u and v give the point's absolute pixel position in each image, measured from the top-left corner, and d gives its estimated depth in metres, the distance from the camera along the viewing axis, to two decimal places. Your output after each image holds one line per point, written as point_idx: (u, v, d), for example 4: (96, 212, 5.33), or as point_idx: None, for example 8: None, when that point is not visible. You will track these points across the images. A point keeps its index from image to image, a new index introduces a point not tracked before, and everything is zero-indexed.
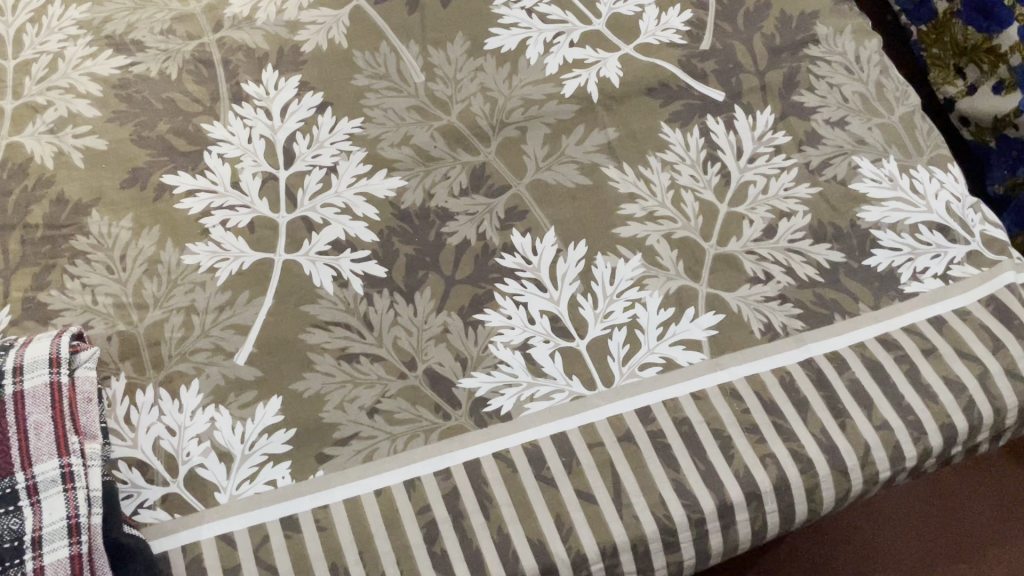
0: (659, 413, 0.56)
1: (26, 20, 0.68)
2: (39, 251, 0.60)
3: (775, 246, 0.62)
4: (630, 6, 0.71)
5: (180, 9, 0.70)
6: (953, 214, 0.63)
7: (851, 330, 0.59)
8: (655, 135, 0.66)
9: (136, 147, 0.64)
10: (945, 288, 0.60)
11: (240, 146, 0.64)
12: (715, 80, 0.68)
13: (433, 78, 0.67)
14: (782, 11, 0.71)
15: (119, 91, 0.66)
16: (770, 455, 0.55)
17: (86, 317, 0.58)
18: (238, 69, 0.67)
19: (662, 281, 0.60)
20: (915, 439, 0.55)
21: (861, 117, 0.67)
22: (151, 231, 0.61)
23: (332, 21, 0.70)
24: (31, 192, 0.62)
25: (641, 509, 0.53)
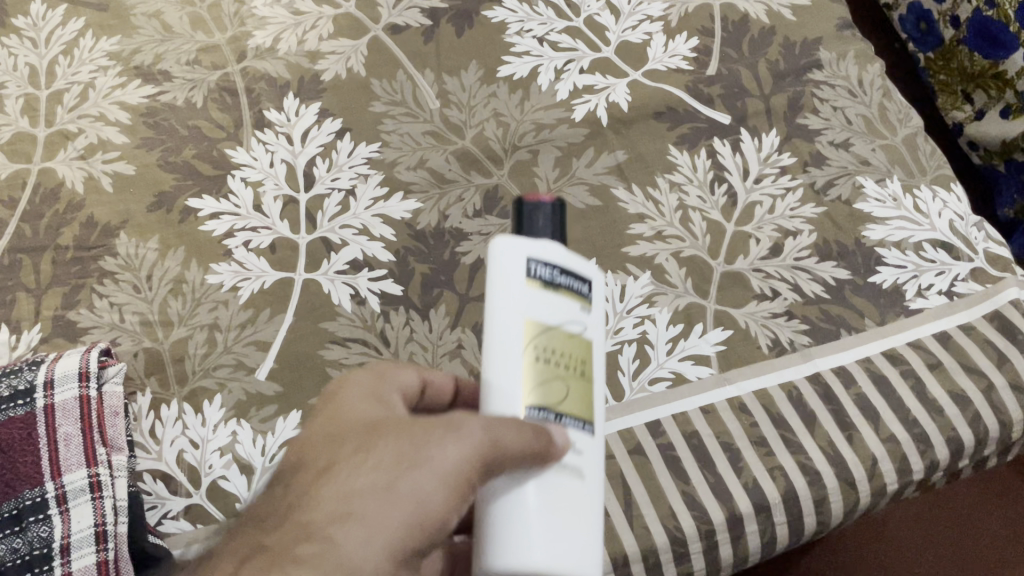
0: (669, 426, 0.57)
1: (58, 53, 0.71)
2: (69, 272, 0.62)
3: (782, 264, 0.63)
4: (639, 34, 0.73)
5: (206, 40, 0.72)
6: (956, 232, 0.64)
7: (856, 346, 0.60)
8: (664, 158, 0.68)
9: (163, 172, 0.66)
10: (951, 303, 0.61)
11: (262, 170, 0.66)
12: (721, 104, 0.70)
13: (447, 104, 0.70)
14: (786, 38, 0.73)
15: (147, 119, 0.68)
16: (779, 467, 0.56)
17: (113, 335, 0.60)
18: (260, 97, 0.70)
19: (671, 298, 0.62)
20: (922, 451, 0.56)
21: (865, 138, 0.69)
22: (177, 252, 0.63)
23: (350, 51, 0.72)
24: (62, 216, 0.64)
25: (651, 520, 0.54)
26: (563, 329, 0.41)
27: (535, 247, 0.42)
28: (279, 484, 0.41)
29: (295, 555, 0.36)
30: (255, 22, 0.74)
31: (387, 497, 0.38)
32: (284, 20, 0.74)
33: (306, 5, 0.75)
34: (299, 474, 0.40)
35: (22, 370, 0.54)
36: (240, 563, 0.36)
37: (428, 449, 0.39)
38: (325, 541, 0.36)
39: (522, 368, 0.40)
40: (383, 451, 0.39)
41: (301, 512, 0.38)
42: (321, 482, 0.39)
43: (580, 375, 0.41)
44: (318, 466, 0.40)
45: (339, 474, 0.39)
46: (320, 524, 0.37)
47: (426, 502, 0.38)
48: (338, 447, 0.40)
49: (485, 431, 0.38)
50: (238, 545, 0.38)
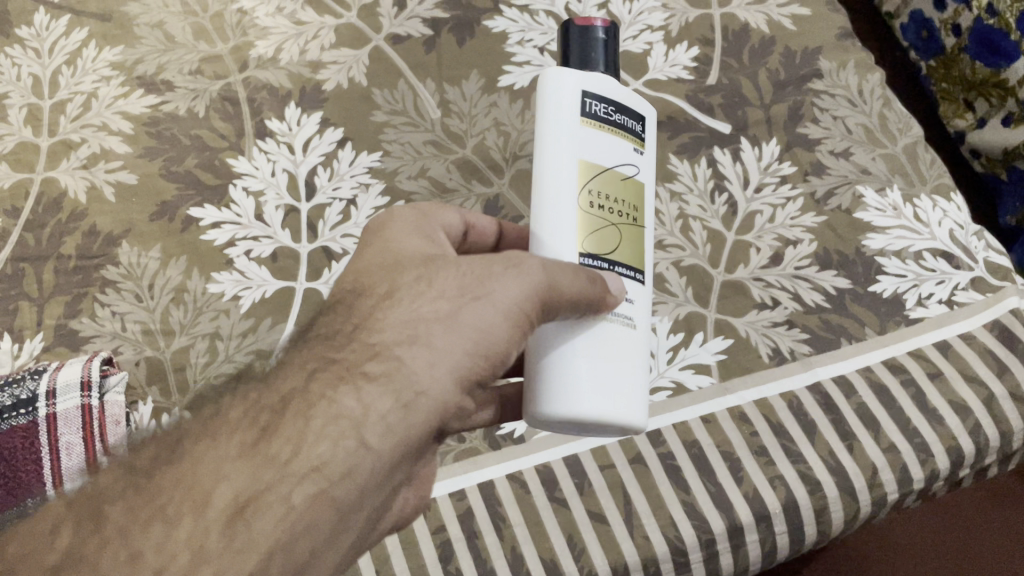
0: (669, 435, 0.57)
1: (61, 62, 0.72)
2: (72, 281, 0.62)
3: (782, 273, 0.63)
4: (639, 44, 0.74)
5: (209, 50, 0.73)
6: (957, 241, 0.64)
7: (857, 355, 0.60)
8: (664, 167, 0.68)
9: (165, 182, 0.66)
10: (952, 312, 0.61)
11: (264, 179, 0.67)
12: (721, 113, 0.70)
13: (449, 113, 0.70)
14: (786, 47, 0.73)
15: (149, 129, 0.69)
16: (779, 476, 0.56)
17: (115, 344, 0.60)
18: (262, 106, 0.70)
19: (672, 307, 0.62)
20: (923, 461, 0.56)
21: (865, 148, 0.69)
22: (178, 261, 0.63)
23: (352, 61, 0.73)
24: (64, 225, 0.64)
25: (651, 529, 0.54)
26: (614, 171, 0.45)
27: (590, 82, 0.45)
28: (330, 312, 0.41)
29: (365, 372, 0.37)
30: (257, 31, 0.74)
31: (449, 325, 0.39)
32: (286, 30, 0.74)
33: (308, 14, 0.75)
34: (357, 298, 0.41)
35: (25, 379, 0.54)
36: (310, 374, 0.37)
37: (489, 280, 0.41)
38: (392, 360, 0.38)
39: (575, 192, 0.44)
40: (444, 280, 0.41)
41: (369, 331, 0.39)
42: (384, 311, 0.40)
43: (628, 230, 0.46)
44: (380, 291, 0.41)
45: (403, 300, 0.40)
46: (388, 344, 0.38)
47: (486, 331, 0.40)
48: (399, 274, 0.42)
49: (544, 270, 0.41)
50: (301, 358, 0.38)
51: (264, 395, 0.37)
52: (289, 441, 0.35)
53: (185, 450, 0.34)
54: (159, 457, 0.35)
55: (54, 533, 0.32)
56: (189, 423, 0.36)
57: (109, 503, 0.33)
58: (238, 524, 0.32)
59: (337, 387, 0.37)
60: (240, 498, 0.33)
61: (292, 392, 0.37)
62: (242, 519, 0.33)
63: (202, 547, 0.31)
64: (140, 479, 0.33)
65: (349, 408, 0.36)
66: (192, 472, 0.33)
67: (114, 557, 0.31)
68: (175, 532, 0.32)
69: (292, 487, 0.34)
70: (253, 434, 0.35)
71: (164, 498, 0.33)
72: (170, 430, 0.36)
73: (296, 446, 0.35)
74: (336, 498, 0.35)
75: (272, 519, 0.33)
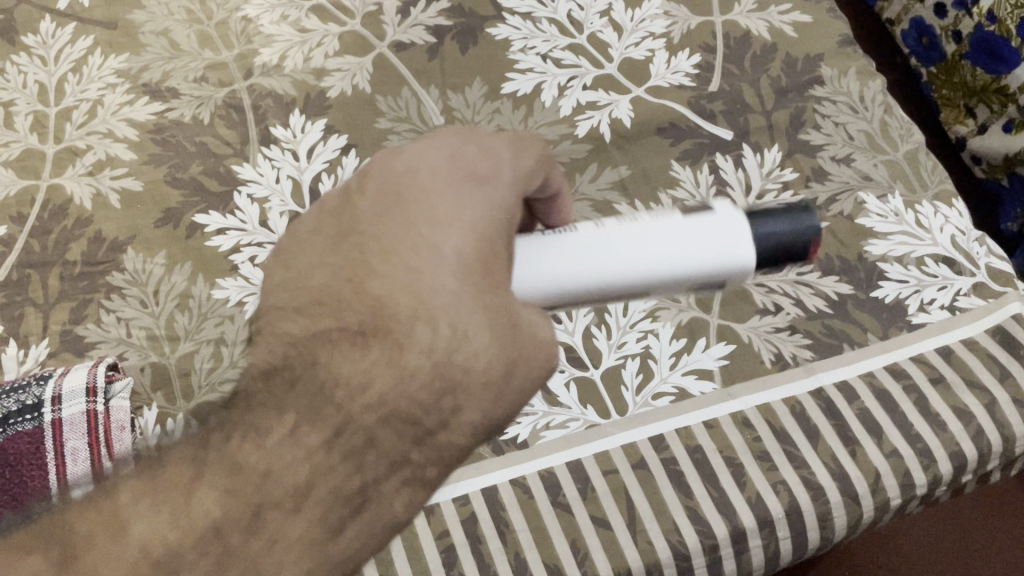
0: (672, 441, 0.58)
1: (67, 70, 0.72)
2: (77, 287, 0.63)
3: (784, 279, 0.64)
4: (642, 51, 0.74)
5: (214, 58, 0.73)
6: (958, 247, 0.64)
7: (859, 360, 0.60)
8: (666, 173, 0.68)
9: (170, 188, 0.67)
10: (953, 318, 0.61)
11: (268, 186, 0.67)
12: (723, 120, 0.70)
13: (452, 120, 0.71)
14: (787, 54, 0.74)
15: (154, 136, 0.69)
16: (782, 481, 0.56)
17: (120, 349, 0.60)
18: (267, 113, 0.71)
19: (675, 312, 0.63)
20: (925, 466, 0.56)
21: (866, 154, 0.69)
22: (183, 267, 0.64)
23: (356, 68, 0.73)
24: (70, 231, 0.65)
25: (654, 534, 0.54)
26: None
27: None
28: (367, 271, 0.38)
29: (413, 410, 0.38)
30: (262, 39, 0.74)
31: (507, 353, 0.39)
32: (290, 37, 0.74)
33: (312, 22, 0.75)
34: (398, 279, 0.38)
35: (30, 386, 0.54)
36: (365, 404, 0.37)
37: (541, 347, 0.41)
38: (448, 393, 0.38)
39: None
40: (504, 298, 0.39)
41: (417, 347, 0.37)
42: (440, 324, 0.38)
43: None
44: (429, 298, 0.38)
45: (460, 316, 0.38)
46: (446, 368, 0.38)
47: (529, 360, 0.40)
48: (447, 271, 0.38)
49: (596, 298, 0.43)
50: (371, 359, 0.38)
51: (320, 411, 0.37)
52: (335, 482, 0.37)
53: (241, 460, 0.37)
54: (212, 469, 0.37)
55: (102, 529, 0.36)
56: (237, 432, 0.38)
57: (170, 492, 0.36)
58: (271, 542, 0.36)
59: (385, 419, 0.38)
60: (276, 527, 0.37)
61: (344, 421, 0.37)
62: (274, 536, 0.37)
63: (241, 559, 0.36)
64: (192, 480, 0.37)
65: (399, 440, 0.38)
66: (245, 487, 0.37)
67: (163, 550, 0.36)
68: (214, 545, 0.36)
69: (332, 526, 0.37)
70: (312, 470, 0.37)
71: (209, 507, 0.36)
72: (223, 428, 0.38)
73: (342, 481, 0.38)
74: (364, 517, 0.38)
75: (303, 542, 0.37)
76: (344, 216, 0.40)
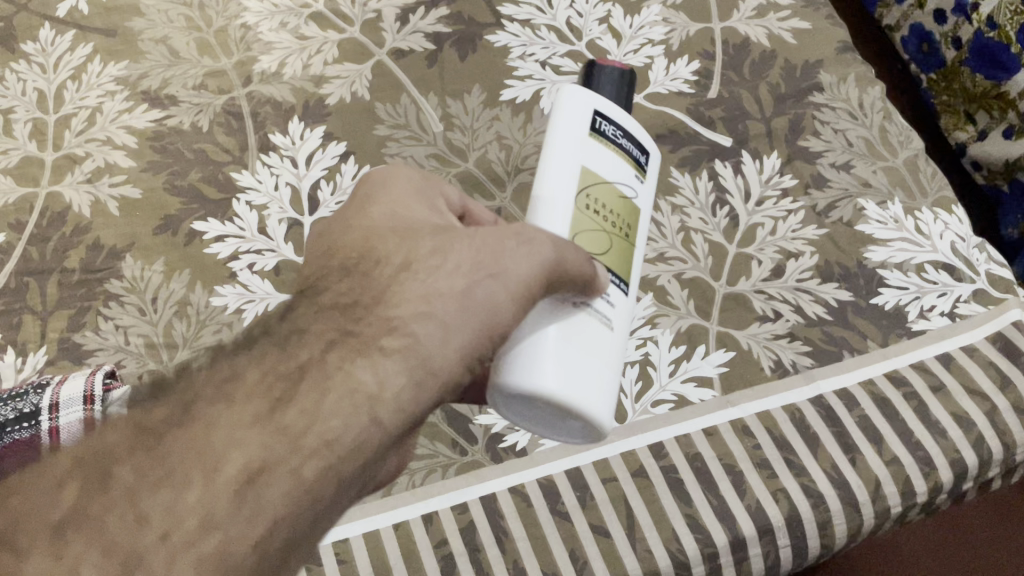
0: (671, 448, 0.57)
1: (67, 77, 0.72)
2: (75, 294, 0.62)
3: (784, 285, 0.63)
4: (641, 58, 0.74)
5: (213, 65, 0.73)
6: (958, 254, 0.64)
7: (859, 367, 0.60)
8: (665, 179, 0.68)
9: (169, 196, 0.67)
10: (953, 325, 0.61)
11: (267, 193, 0.67)
12: (722, 127, 0.70)
13: (451, 127, 0.71)
14: (786, 61, 0.74)
15: (153, 143, 0.69)
16: (782, 489, 0.55)
17: (118, 357, 0.60)
18: (266, 120, 0.70)
19: (674, 319, 0.62)
20: (925, 474, 0.56)
21: (866, 161, 0.69)
22: (182, 274, 0.64)
23: (355, 75, 0.73)
24: (69, 239, 0.65)
25: (654, 542, 0.54)
26: (614, 188, 0.48)
27: (602, 103, 0.49)
28: (334, 271, 0.41)
29: (383, 347, 0.37)
30: (261, 46, 0.74)
31: (462, 303, 0.39)
32: (290, 44, 0.74)
33: (311, 30, 0.75)
34: (366, 264, 0.40)
35: (28, 394, 0.54)
36: (330, 344, 0.37)
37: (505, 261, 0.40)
38: (408, 334, 0.37)
39: (572, 193, 0.46)
40: (459, 254, 0.40)
41: (386, 305, 0.38)
42: (399, 286, 0.39)
43: (617, 242, 0.47)
44: (394, 262, 0.40)
45: (419, 275, 0.39)
46: (405, 319, 0.38)
47: (495, 310, 0.40)
48: (414, 243, 0.41)
49: (553, 246, 0.42)
50: (321, 325, 0.38)
51: (283, 360, 0.36)
52: (305, 413, 0.35)
53: (199, 411, 0.34)
54: (172, 418, 0.34)
55: (58, 490, 0.32)
56: (201, 380, 0.36)
57: (116, 462, 0.33)
58: (248, 491, 0.32)
59: (354, 361, 0.36)
60: (254, 464, 0.33)
61: (309, 361, 0.36)
62: (256, 485, 0.32)
63: (212, 513, 0.32)
64: (151, 440, 0.33)
65: (368, 383, 0.36)
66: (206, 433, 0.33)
67: (120, 518, 0.31)
68: (185, 497, 0.32)
69: (303, 460, 0.34)
70: (269, 403, 0.35)
71: (173, 461, 0.32)
72: (184, 383, 0.36)
73: (312, 419, 0.35)
74: (343, 474, 0.35)
75: (280, 491, 0.33)
76: (320, 241, 0.44)
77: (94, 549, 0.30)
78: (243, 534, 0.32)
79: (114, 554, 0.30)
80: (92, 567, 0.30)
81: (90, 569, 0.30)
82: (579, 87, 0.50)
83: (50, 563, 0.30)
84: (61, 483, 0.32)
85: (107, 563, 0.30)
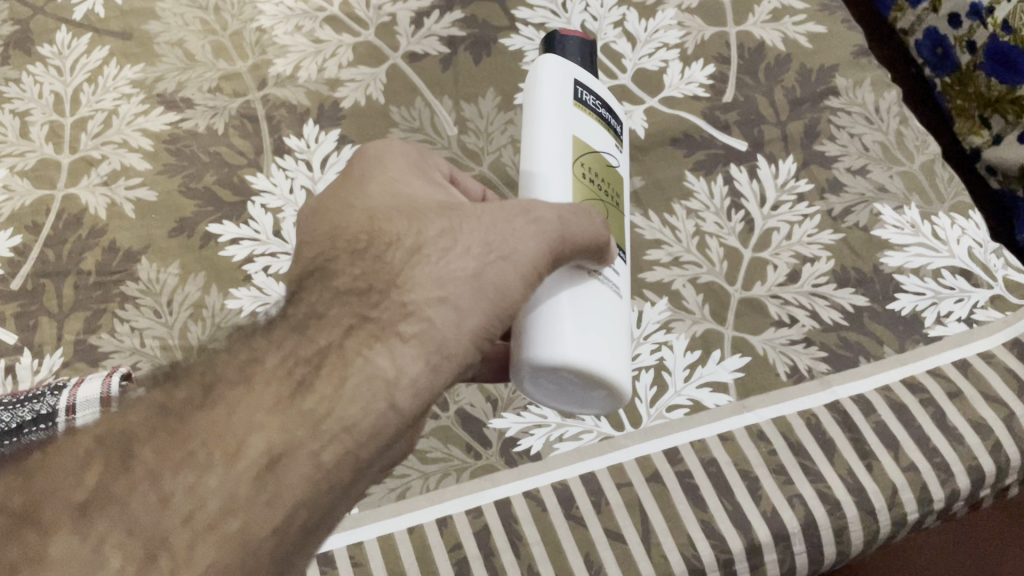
0: (686, 453, 0.57)
1: (83, 80, 0.72)
2: (92, 296, 0.63)
3: (800, 290, 0.63)
4: (655, 62, 0.74)
5: (227, 68, 0.73)
6: (975, 259, 0.64)
7: (875, 373, 0.60)
8: (680, 184, 0.68)
9: (184, 199, 0.67)
10: (970, 330, 0.61)
11: (282, 196, 0.67)
12: (737, 131, 0.70)
13: (465, 130, 0.71)
14: (802, 65, 0.74)
15: (169, 146, 0.69)
16: (798, 495, 0.55)
17: (133, 359, 0.60)
18: (280, 124, 0.71)
19: (689, 324, 0.62)
20: (943, 481, 0.55)
21: (882, 165, 0.69)
22: (197, 277, 0.64)
23: (369, 78, 0.73)
24: (85, 241, 0.65)
25: (669, 548, 0.54)
26: (601, 157, 0.50)
27: (580, 75, 0.51)
28: (342, 254, 0.40)
29: (400, 332, 0.37)
30: (276, 49, 0.74)
31: (477, 286, 0.39)
32: (304, 48, 0.75)
33: (325, 33, 0.75)
34: (375, 246, 0.40)
35: (45, 395, 0.54)
36: (347, 330, 0.37)
37: (514, 242, 0.41)
38: (423, 320, 0.38)
39: (570, 163, 0.47)
40: (469, 235, 0.41)
41: (400, 289, 0.39)
42: (411, 269, 0.39)
43: (610, 206, 0.49)
44: (404, 244, 0.40)
45: (431, 258, 0.40)
46: (420, 303, 0.38)
47: (507, 292, 0.40)
48: (422, 224, 0.41)
49: (559, 222, 0.42)
50: (335, 311, 0.38)
51: (301, 344, 0.37)
52: (324, 398, 0.35)
53: (219, 396, 0.35)
54: (193, 401, 0.35)
55: (83, 468, 0.32)
56: (220, 365, 0.36)
57: (140, 444, 0.33)
58: (268, 476, 0.33)
59: (371, 346, 0.37)
60: (274, 449, 0.33)
61: (328, 346, 0.37)
62: (276, 471, 0.33)
63: (234, 495, 0.32)
64: (175, 424, 0.34)
65: (384, 369, 0.36)
66: (226, 422, 0.34)
67: (143, 497, 0.32)
68: (206, 480, 0.32)
69: (322, 445, 0.34)
70: (289, 388, 0.35)
71: (195, 444, 0.33)
72: (202, 367, 0.36)
73: (331, 404, 0.35)
74: (360, 458, 0.35)
75: (299, 475, 0.33)
76: (314, 217, 0.44)
77: (120, 529, 0.31)
78: (265, 517, 0.32)
79: (138, 537, 0.31)
80: (115, 547, 0.30)
81: (114, 550, 0.30)
82: (558, 58, 0.51)
83: (77, 541, 0.30)
84: (86, 461, 0.33)
85: (132, 542, 0.31)
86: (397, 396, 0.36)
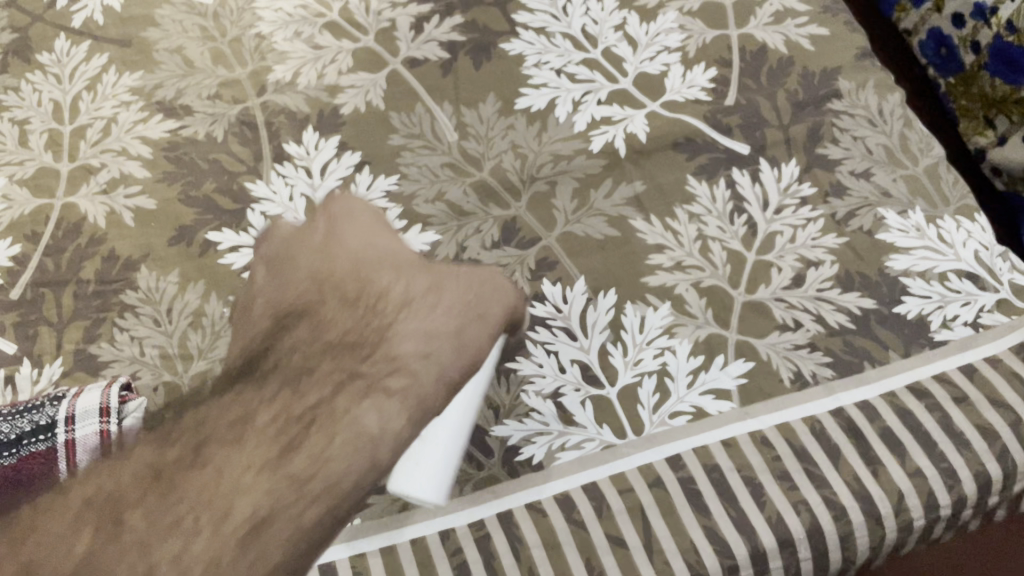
0: (689, 460, 0.57)
1: (82, 88, 0.72)
2: (91, 305, 0.62)
3: (804, 295, 0.62)
4: (656, 65, 0.73)
5: (227, 75, 0.73)
6: (982, 262, 0.63)
7: (880, 379, 0.59)
8: (681, 188, 0.67)
9: (183, 206, 0.67)
10: (976, 335, 0.60)
11: (282, 204, 0.67)
12: (740, 134, 0.70)
13: (466, 136, 0.70)
14: (804, 67, 0.73)
15: (169, 153, 0.69)
16: (804, 502, 0.55)
17: (133, 368, 0.60)
18: (280, 130, 0.70)
19: (691, 329, 0.62)
20: (950, 487, 0.55)
21: (886, 168, 0.68)
22: (197, 285, 0.63)
23: (369, 84, 0.73)
24: (84, 250, 0.65)
25: (673, 554, 0.53)
26: None
27: None
28: (331, 301, 0.49)
29: (386, 388, 0.45)
30: (275, 56, 0.74)
31: (457, 339, 0.50)
32: (304, 54, 0.74)
33: (325, 39, 0.75)
34: (362, 298, 0.49)
35: (44, 405, 0.53)
36: (335, 389, 0.44)
37: (487, 306, 0.54)
38: (404, 376, 0.47)
39: None
40: (448, 295, 0.52)
41: (388, 343, 0.47)
42: (399, 323, 0.49)
43: None
44: (390, 299, 0.50)
45: (417, 312, 0.50)
46: (405, 356, 0.47)
47: (481, 347, 0.52)
48: (401, 282, 0.51)
49: (514, 306, 0.56)
50: (326, 367, 0.44)
51: (296, 399, 0.42)
52: (311, 459, 0.40)
53: (210, 456, 0.39)
54: (185, 459, 0.39)
55: (76, 535, 0.36)
56: (211, 421, 0.41)
57: (131, 509, 0.37)
58: (252, 539, 0.37)
59: (359, 404, 0.43)
60: (261, 512, 0.38)
61: (320, 403, 0.43)
62: (258, 534, 0.37)
63: (218, 559, 0.36)
64: (165, 488, 0.38)
65: (367, 427, 0.43)
66: (218, 484, 0.38)
67: (131, 566, 0.35)
68: (192, 546, 0.36)
69: (305, 507, 0.39)
70: (279, 449, 0.40)
71: (184, 510, 0.37)
72: (194, 424, 0.41)
73: (317, 466, 0.40)
74: (340, 516, 0.40)
75: (281, 537, 0.38)
76: (295, 264, 0.53)
77: None
78: None
79: None
80: None
81: None
82: None
83: None
84: (77, 526, 0.36)
85: None
86: (376, 454, 0.42)
